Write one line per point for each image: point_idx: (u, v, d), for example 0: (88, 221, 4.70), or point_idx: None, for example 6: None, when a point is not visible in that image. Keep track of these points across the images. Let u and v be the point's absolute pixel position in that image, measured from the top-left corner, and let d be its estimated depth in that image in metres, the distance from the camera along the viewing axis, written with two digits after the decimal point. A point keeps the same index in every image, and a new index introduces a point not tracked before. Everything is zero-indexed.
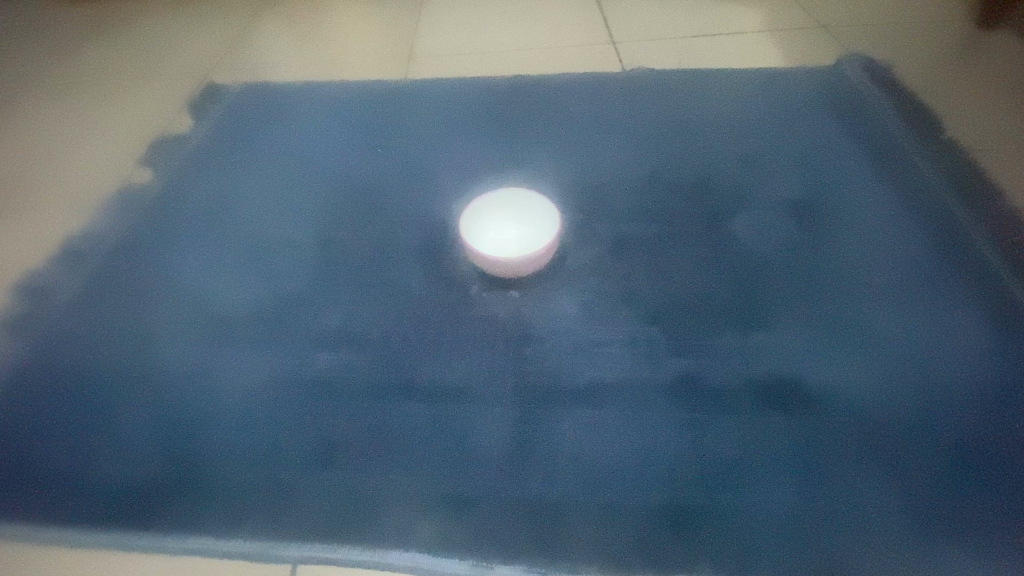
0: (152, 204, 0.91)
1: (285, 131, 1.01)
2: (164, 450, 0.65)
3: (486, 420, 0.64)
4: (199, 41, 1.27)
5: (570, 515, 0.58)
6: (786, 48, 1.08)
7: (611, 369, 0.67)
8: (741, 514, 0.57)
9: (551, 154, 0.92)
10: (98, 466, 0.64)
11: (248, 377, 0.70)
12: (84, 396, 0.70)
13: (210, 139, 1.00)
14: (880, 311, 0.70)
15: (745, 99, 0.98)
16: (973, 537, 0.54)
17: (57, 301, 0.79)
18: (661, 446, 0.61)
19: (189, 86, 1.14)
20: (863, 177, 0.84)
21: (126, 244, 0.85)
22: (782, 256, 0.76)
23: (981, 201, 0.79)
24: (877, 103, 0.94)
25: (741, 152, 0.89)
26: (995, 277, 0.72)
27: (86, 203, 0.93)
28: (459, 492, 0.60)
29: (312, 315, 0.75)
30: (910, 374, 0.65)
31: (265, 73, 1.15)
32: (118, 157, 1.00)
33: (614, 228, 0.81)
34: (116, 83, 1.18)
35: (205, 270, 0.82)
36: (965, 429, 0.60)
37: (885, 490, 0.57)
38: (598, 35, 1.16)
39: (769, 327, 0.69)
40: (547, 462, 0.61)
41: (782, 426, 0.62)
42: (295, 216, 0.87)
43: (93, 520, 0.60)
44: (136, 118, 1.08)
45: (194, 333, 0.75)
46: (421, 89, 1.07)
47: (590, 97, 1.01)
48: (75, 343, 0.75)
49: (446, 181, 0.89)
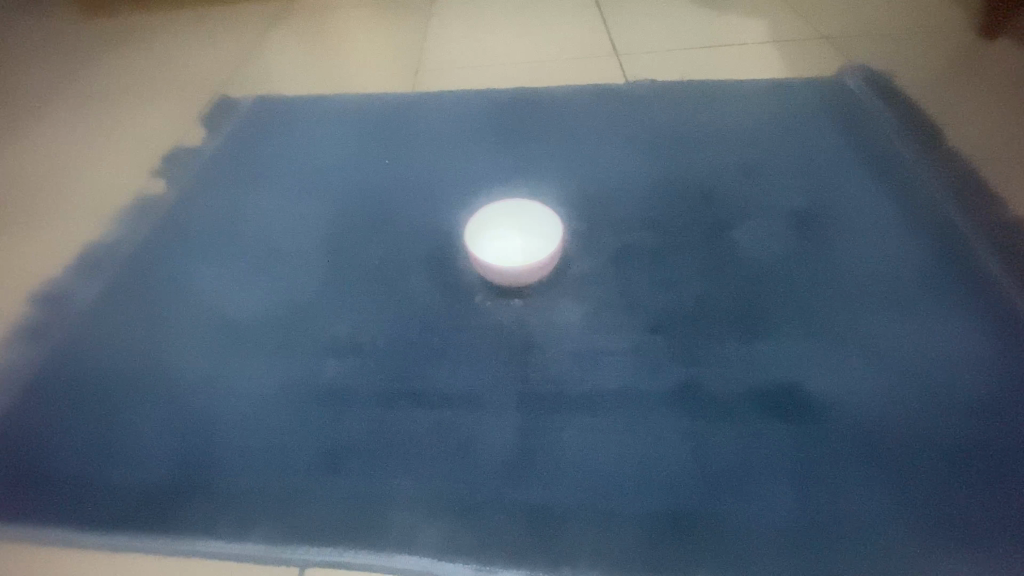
0: (162, 214, 0.92)
1: (293, 142, 1.03)
2: (176, 453, 0.66)
3: (492, 426, 0.66)
4: (209, 54, 1.29)
5: (573, 518, 0.59)
6: (784, 60, 1.10)
7: (614, 376, 0.69)
8: (742, 519, 0.58)
9: (555, 165, 0.94)
10: (112, 468, 0.66)
11: (258, 383, 0.71)
12: (99, 401, 0.71)
13: (219, 150, 1.02)
14: (878, 320, 0.72)
15: (746, 111, 1.00)
16: (967, 543, 0.56)
17: (71, 311, 0.81)
18: (663, 452, 0.63)
19: (200, 97, 1.16)
20: (860, 189, 0.86)
21: (137, 253, 0.87)
22: (782, 265, 0.78)
23: (978, 213, 0.81)
24: (873, 116, 0.96)
25: (740, 163, 0.91)
26: (992, 288, 0.73)
27: (99, 213, 0.95)
28: (464, 496, 0.61)
29: (321, 323, 0.76)
30: (906, 382, 0.66)
31: (274, 85, 1.17)
32: (130, 168, 1.02)
33: (616, 238, 0.82)
34: (129, 94, 1.20)
35: (215, 279, 0.83)
36: (959, 437, 0.62)
37: (882, 497, 0.59)
38: (601, 48, 1.19)
39: (769, 336, 0.71)
40: (551, 467, 0.63)
41: (781, 432, 0.63)
42: (304, 226, 0.89)
43: (107, 522, 0.62)
44: (146, 130, 1.10)
45: (206, 339, 0.76)
46: (428, 101, 1.09)
47: (594, 109, 1.03)
48: (91, 349, 0.76)
49: (453, 191, 0.91)
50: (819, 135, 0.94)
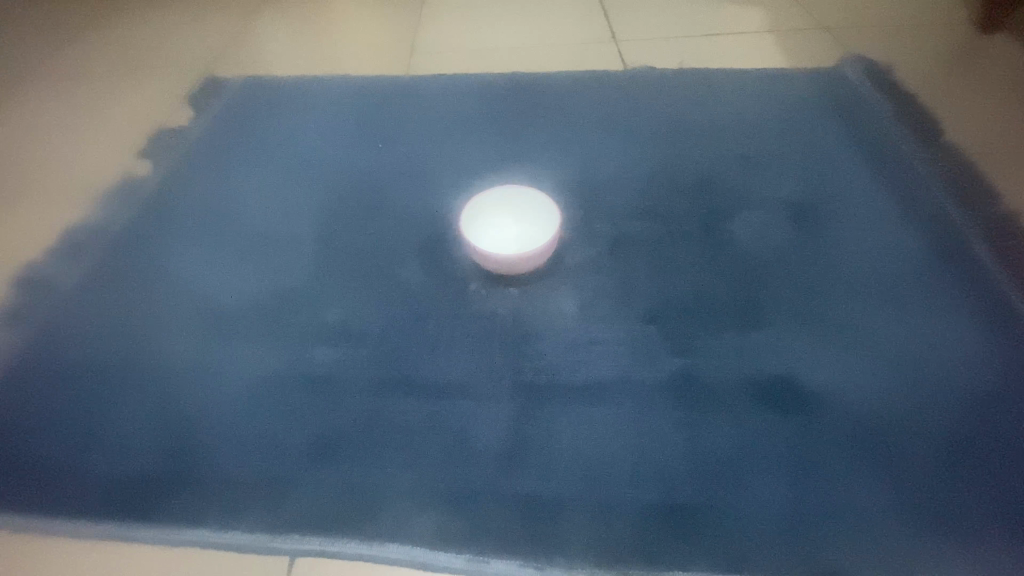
0: (150, 197, 0.90)
1: (284, 125, 1.01)
2: (161, 442, 0.65)
3: (485, 416, 0.65)
4: (198, 33, 1.26)
5: (567, 510, 0.59)
6: (783, 50, 1.09)
7: (610, 367, 0.68)
8: (738, 511, 0.58)
9: (550, 153, 0.92)
10: (97, 457, 0.64)
11: (246, 372, 0.70)
12: (85, 389, 0.70)
13: (206, 132, 1.00)
14: (875, 313, 0.71)
15: (745, 101, 0.99)
16: (961, 539, 0.56)
17: (54, 295, 0.79)
18: (658, 444, 0.62)
19: (188, 78, 1.13)
20: (859, 181, 0.86)
21: (123, 236, 0.85)
22: (779, 257, 0.77)
23: (978, 206, 0.81)
24: (872, 107, 0.95)
25: (738, 154, 0.90)
26: (992, 282, 0.73)
27: (84, 194, 0.92)
28: (457, 486, 0.60)
29: (312, 310, 0.75)
30: (904, 378, 0.66)
31: (265, 67, 1.15)
32: (117, 149, 1.00)
33: (612, 227, 0.81)
34: (115, 74, 1.17)
35: (202, 265, 0.81)
36: (955, 431, 0.62)
37: (878, 493, 0.59)
38: (598, 35, 1.17)
39: (766, 328, 0.70)
40: (545, 457, 0.62)
41: (777, 425, 0.63)
42: (295, 211, 0.87)
43: (88, 511, 0.61)
44: (132, 111, 1.08)
45: (194, 327, 0.74)
46: (423, 85, 1.07)
47: (592, 96, 1.02)
48: (77, 336, 0.75)
49: (447, 178, 0.90)
50: (817, 126, 0.93)
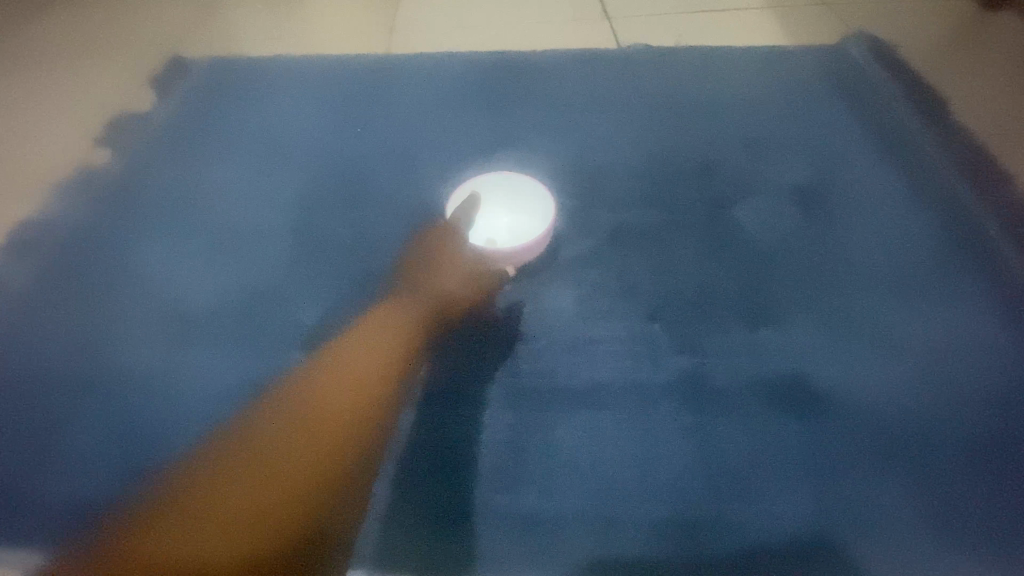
0: (110, 189, 0.84)
1: (256, 109, 0.95)
2: (125, 461, 0.60)
3: (479, 425, 0.60)
4: (164, 10, 1.18)
5: (567, 528, 0.54)
6: (783, 27, 1.04)
7: (611, 370, 0.63)
8: (751, 525, 0.54)
9: (542, 138, 0.87)
10: (55, 479, 0.59)
11: (217, 380, 0.64)
12: (40, 403, 0.64)
13: (171, 117, 0.93)
14: (891, 306, 0.67)
15: (745, 81, 0.94)
16: (990, 550, 0.52)
17: (4, 297, 0.73)
18: (664, 452, 0.58)
19: (152, 59, 1.06)
20: (867, 165, 0.81)
21: (80, 232, 0.79)
22: (787, 246, 0.73)
23: (991, 191, 0.77)
24: (878, 87, 0.90)
25: (739, 137, 0.86)
26: (1008, 271, 0.69)
27: (37, 186, 0.86)
28: (453, 503, 0.56)
29: (288, 312, 0.69)
30: (925, 376, 0.62)
31: (236, 46, 1.08)
32: (74, 136, 0.93)
33: (609, 218, 0.77)
34: (74, 55, 1.09)
35: (167, 261, 0.75)
36: (980, 430, 0.58)
37: (899, 502, 0.55)
38: (589, 12, 1.11)
39: (778, 324, 0.66)
40: (543, 469, 0.58)
41: (792, 428, 0.59)
42: (268, 202, 0.81)
43: (46, 538, 0.56)
44: (93, 94, 1.00)
45: (159, 331, 0.69)
46: (405, 64, 1.00)
47: (585, 77, 0.96)
48: (30, 343, 0.69)
49: (432, 165, 0.84)
50: (821, 108, 0.89)
